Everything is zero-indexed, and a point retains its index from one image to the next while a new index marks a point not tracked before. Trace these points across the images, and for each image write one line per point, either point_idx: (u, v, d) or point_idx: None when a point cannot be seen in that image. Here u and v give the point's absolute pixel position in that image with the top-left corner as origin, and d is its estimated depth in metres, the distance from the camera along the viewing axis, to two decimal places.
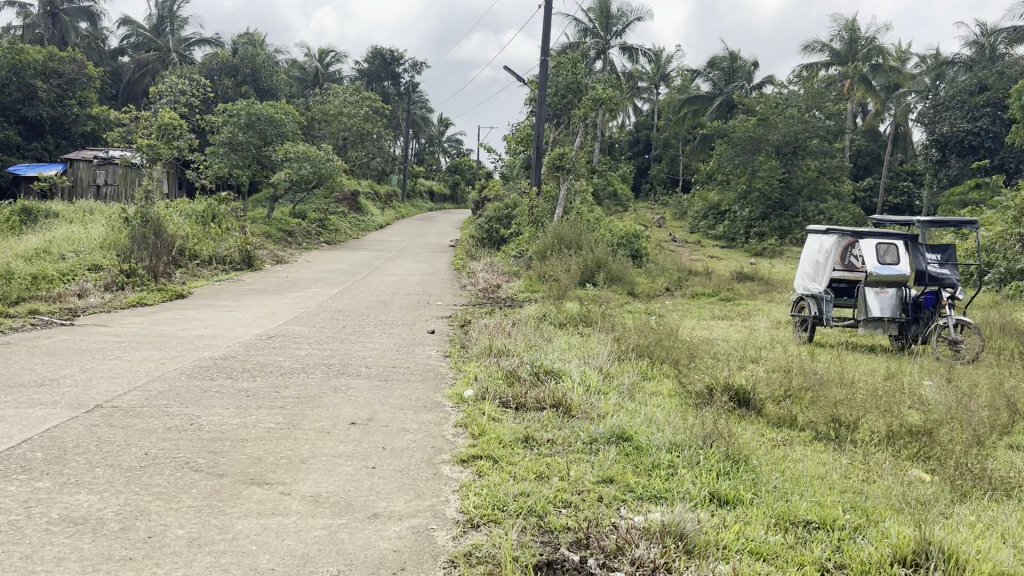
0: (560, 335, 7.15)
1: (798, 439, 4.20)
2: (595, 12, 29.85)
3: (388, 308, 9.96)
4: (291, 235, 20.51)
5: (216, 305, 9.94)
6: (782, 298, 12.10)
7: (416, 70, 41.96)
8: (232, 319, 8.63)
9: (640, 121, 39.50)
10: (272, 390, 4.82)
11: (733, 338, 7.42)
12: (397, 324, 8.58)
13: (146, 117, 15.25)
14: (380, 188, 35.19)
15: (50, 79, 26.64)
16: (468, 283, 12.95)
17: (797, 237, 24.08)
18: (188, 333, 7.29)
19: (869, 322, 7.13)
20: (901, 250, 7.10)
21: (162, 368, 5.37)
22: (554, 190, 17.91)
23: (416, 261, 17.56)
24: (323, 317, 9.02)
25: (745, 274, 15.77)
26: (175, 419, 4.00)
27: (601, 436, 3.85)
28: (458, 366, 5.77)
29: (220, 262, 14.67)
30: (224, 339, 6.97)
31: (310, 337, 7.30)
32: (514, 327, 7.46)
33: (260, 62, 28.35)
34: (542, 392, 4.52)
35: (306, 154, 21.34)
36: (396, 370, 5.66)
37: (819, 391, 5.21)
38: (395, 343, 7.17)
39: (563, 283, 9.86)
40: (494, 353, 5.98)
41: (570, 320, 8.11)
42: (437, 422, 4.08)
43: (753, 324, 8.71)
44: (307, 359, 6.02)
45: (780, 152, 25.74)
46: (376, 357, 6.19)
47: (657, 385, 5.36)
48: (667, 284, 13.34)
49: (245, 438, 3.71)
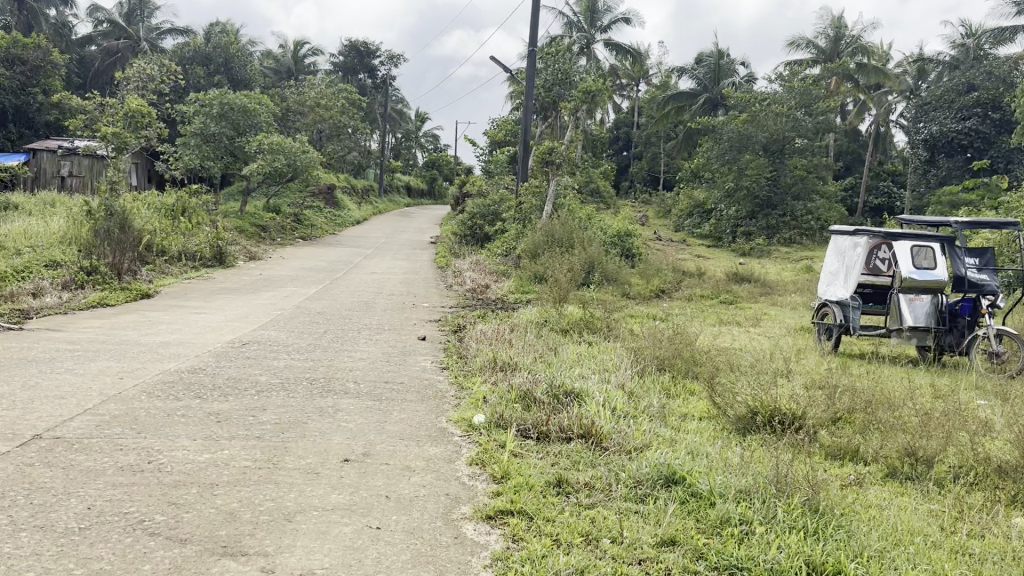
0: (566, 345, 6.51)
1: (870, 477, 3.58)
2: (579, 7, 29.28)
3: (371, 311, 9.26)
4: (266, 231, 19.71)
5: (184, 306, 9.18)
6: (785, 302, 11.52)
7: (392, 63, 41.14)
8: (202, 323, 7.89)
9: (620, 118, 38.98)
10: (246, 414, 4.11)
11: (754, 348, 6.81)
12: (383, 329, 7.88)
13: (112, 105, 14.40)
14: (357, 183, 34.44)
15: (13, 66, 25.56)
16: (454, 283, 12.28)
17: (784, 237, 23.63)
18: (152, 339, 6.55)
19: (902, 332, 6.54)
20: (939, 253, 6.60)
21: (118, 385, 4.64)
22: (541, 185, 17.23)
23: (396, 259, 16.81)
24: (301, 320, 8.30)
25: (739, 275, 15.24)
26: (128, 455, 3.29)
27: (646, 478, 3.20)
28: (460, 383, 5.11)
29: (190, 258, 13.87)
30: (193, 348, 6.25)
31: (288, 345, 6.59)
32: (514, 335, 6.81)
33: (234, 52, 27.46)
34: (565, 419, 3.86)
35: (280, 146, 20.54)
36: (389, 387, 4.97)
37: (873, 414, 4.61)
38: (384, 351, 6.49)
39: (560, 284, 9.22)
40: (499, 369, 5.32)
41: (573, 327, 7.45)
42: (447, 458, 3.41)
43: (765, 331, 8.10)
44: (287, 373, 5.31)
45: (767, 150, 25.26)
46: (364, 370, 5.51)
47: (687, 407, 4.75)
48: (663, 285, 12.71)
49: (216, 483, 3.01)
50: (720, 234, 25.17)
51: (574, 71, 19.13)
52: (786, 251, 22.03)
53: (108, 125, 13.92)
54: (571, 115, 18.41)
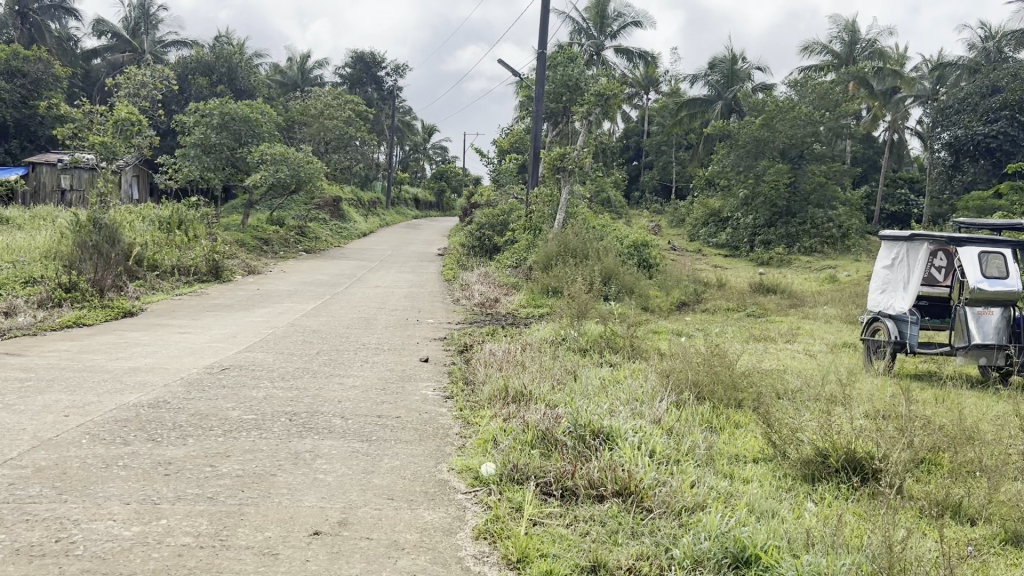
0: (587, 368, 5.75)
1: (990, 550, 2.81)
2: (589, 12, 28.59)
3: (371, 328, 8.53)
4: (268, 244, 19.02)
5: (169, 325, 8.46)
6: (818, 315, 10.73)
7: (399, 73, 40.59)
8: (183, 344, 7.16)
9: (630, 127, 38.29)
10: (202, 463, 3.36)
11: (801, 373, 6.03)
12: (383, 349, 7.13)
13: (102, 113, 13.78)
14: (364, 195, 33.79)
15: (14, 79, 25.04)
16: (461, 296, 11.53)
17: (805, 245, 22.78)
18: (121, 365, 5.81)
19: (969, 351, 5.74)
20: (1011, 260, 5.77)
21: (61, 426, 3.89)
22: (554, 193, 16.47)
23: (402, 272, 16.09)
24: (293, 340, 7.54)
25: (763, 285, 14.47)
26: (32, 531, 2.52)
27: (708, 557, 2.44)
28: (466, 417, 4.36)
29: (184, 272, 13.18)
30: (164, 374, 5.49)
31: (273, 370, 5.85)
32: (526, 356, 6.05)
33: (238, 61, 26.84)
34: (596, 470, 3.11)
35: (284, 156, 19.75)
36: (380, 423, 4.20)
37: (967, 455, 3.84)
38: (381, 377, 5.72)
39: (576, 296, 8.44)
40: (511, 400, 4.55)
41: (593, 346, 6.68)
42: (449, 531, 2.66)
43: (806, 348, 7.30)
44: (264, 406, 4.56)
45: (785, 156, 24.46)
46: (356, 402, 4.73)
47: (735, 448, 4.02)
48: (683, 297, 11.93)
49: (135, 575, 2.24)
50: (738, 242, 24.34)
51: (585, 75, 18.41)
52: (808, 260, 21.24)
53: (99, 134, 13.25)
54: (584, 121, 17.67)
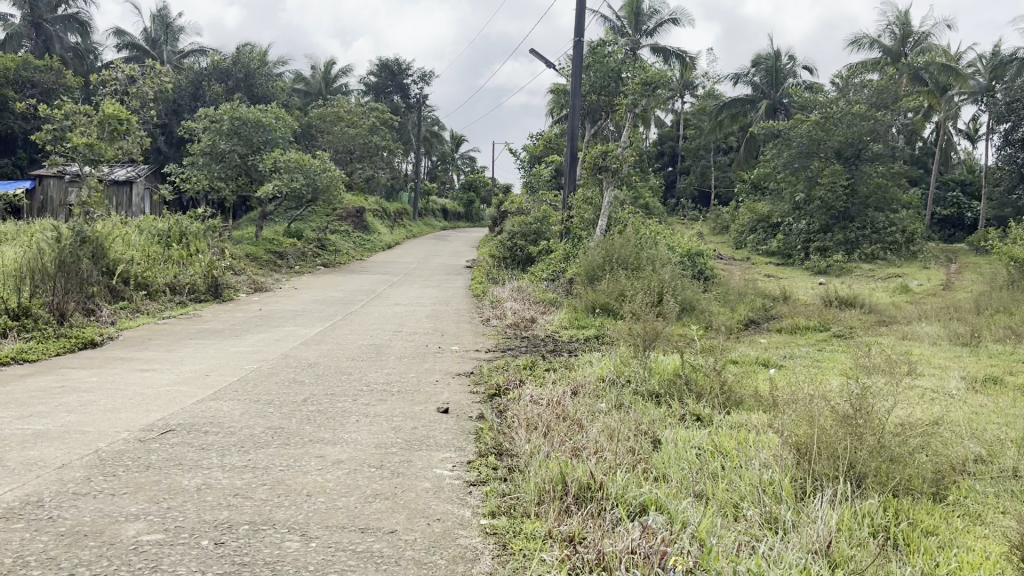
0: (670, 428, 4.05)
1: None
2: (623, 10, 26.87)
3: (382, 359, 6.93)
4: (282, 258, 17.49)
5: (134, 359, 6.89)
6: (918, 334, 8.97)
7: (425, 81, 38.95)
8: (135, 388, 5.58)
9: (666, 133, 36.49)
10: None
11: (972, 433, 4.27)
12: (392, 392, 5.51)
13: (84, 111, 12.27)
14: (390, 207, 32.19)
15: (23, 89, 23.72)
16: (491, 315, 9.91)
17: (866, 252, 20.70)
18: (24, 427, 4.23)
19: None
20: None
21: None
22: (595, 199, 14.76)
23: (426, 287, 14.48)
24: (281, 379, 5.94)
25: (837, 299, 12.62)
26: None
27: None
28: (505, 534, 2.72)
29: (178, 290, 11.67)
30: (70, 446, 3.85)
31: (233, 433, 4.24)
32: (580, 407, 4.38)
33: (256, 67, 25.34)
34: None
35: (299, 164, 18.07)
36: (360, 552, 2.55)
37: None
38: (381, 442, 4.07)
39: (632, 313, 6.74)
40: (573, 501, 2.90)
41: (667, 391, 5.00)
42: None
43: (944, 389, 5.57)
44: (185, 513, 2.90)
45: (841, 156, 22.54)
46: (336, 500, 3.08)
47: None
48: (751, 315, 10.20)
49: None
50: (791, 250, 22.52)
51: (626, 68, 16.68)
52: (870, 268, 19.35)
53: (80, 135, 11.75)
54: (625, 117, 15.82)
